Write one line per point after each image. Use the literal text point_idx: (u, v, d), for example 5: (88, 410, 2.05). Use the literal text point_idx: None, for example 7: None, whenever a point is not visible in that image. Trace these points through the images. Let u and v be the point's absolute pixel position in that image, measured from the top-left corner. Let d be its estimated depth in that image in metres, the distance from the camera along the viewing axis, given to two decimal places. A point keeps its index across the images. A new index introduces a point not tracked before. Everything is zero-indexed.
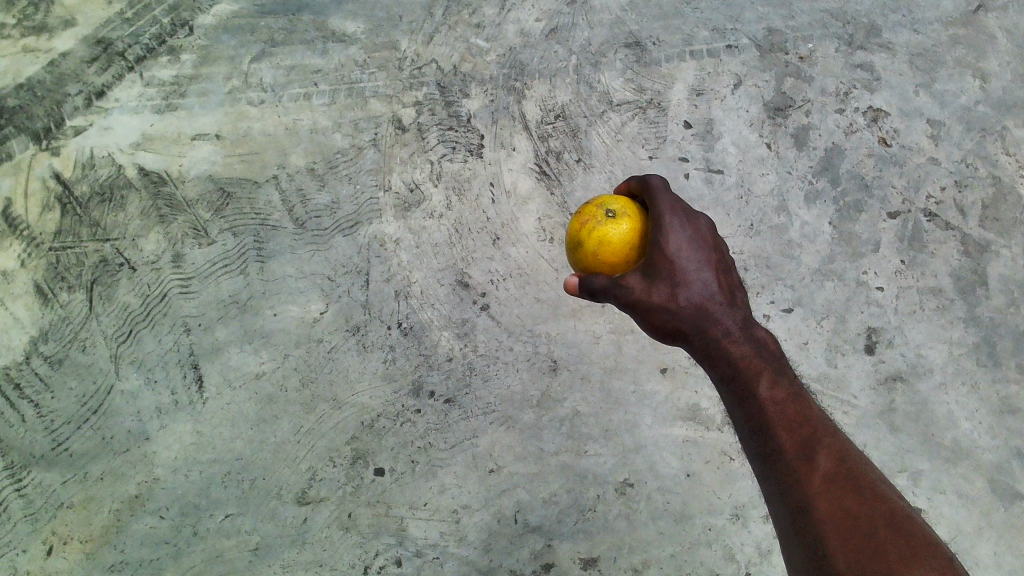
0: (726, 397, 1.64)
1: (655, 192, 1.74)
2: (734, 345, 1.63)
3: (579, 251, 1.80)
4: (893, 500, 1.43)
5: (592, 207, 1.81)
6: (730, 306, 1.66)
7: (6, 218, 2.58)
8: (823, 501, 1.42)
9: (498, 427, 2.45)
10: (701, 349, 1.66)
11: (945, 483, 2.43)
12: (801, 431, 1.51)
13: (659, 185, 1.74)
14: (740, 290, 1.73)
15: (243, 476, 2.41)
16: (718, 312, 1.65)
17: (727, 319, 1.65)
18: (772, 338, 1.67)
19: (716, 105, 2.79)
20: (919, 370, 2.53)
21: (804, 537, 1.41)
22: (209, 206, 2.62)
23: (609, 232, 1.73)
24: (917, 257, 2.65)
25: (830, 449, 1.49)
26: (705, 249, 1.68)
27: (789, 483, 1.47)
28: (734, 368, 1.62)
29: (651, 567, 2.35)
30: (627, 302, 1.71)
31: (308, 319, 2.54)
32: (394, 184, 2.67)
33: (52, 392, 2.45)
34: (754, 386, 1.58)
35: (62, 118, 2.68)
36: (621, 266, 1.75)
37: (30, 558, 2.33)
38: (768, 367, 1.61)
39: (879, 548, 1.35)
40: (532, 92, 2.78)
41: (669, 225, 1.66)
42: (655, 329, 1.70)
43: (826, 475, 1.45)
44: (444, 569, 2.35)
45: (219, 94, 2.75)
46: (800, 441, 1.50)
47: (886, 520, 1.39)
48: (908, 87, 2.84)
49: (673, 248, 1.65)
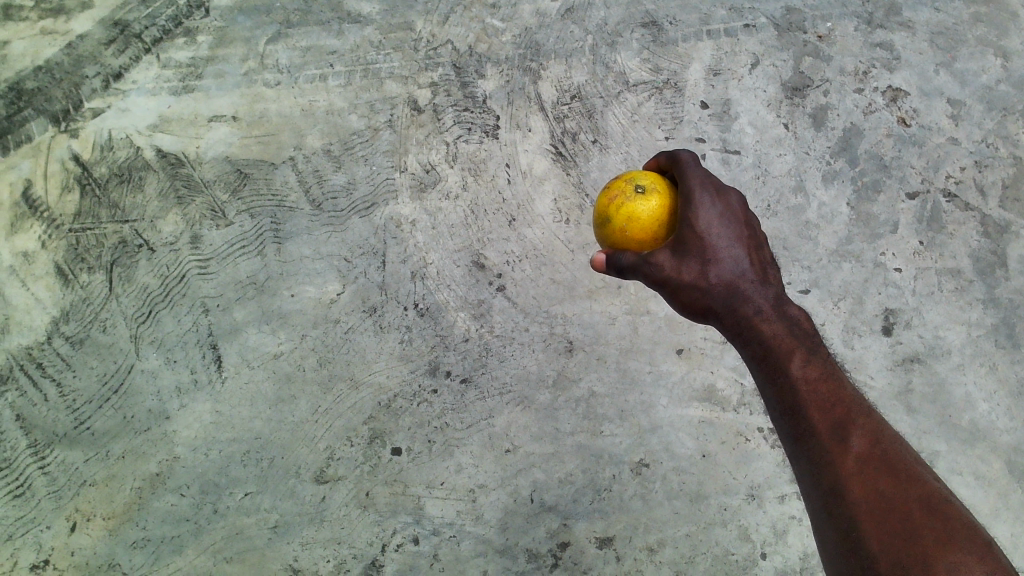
0: (757, 376, 1.59)
1: (686, 168, 1.73)
2: (766, 323, 1.58)
3: (607, 226, 1.81)
4: (930, 482, 1.39)
5: (621, 183, 1.81)
6: (762, 283, 1.63)
7: (26, 199, 2.60)
8: (856, 483, 1.38)
9: (514, 407, 2.47)
10: (731, 327, 1.62)
11: (963, 464, 2.43)
12: (834, 412, 1.47)
13: (690, 160, 1.73)
14: (773, 265, 1.69)
15: (262, 455, 2.43)
16: (749, 290, 1.61)
17: (759, 296, 1.61)
18: (805, 315, 1.62)
19: (733, 85, 2.78)
20: (936, 352, 2.52)
21: (836, 520, 1.38)
22: (227, 187, 2.63)
23: (638, 209, 1.74)
24: (936, 237, 2.63)
25: (865, 430, 1.44)
26: (736, 225, 1.65)
27: (822, 465, 1.43)
28: (767, 347, 1.57)
29: (666, 546, 2.36)
30: (656, 280, 1.69)
31: (326, 300, 2.56)
32: (410, 165, 2.67)
33: (73, 371, 2.48)
34: (785, 365, 1.54)
35: (80, 100, 2.69)
36: (650, 242, 1.75)
37: (53, 535, 2.37)
38: (800, 346, 1.55)
39: (914, 533, 1.30)
40: (548, 73, 2.77)
41: (700, 202, 1.65)
42: (685, 307, 1.68)
43: (860, 457, 1.41)
44: (461, 547, 2.37)
45: (235, 76, 2.76)
46: (833, 422, 1.46)
47: (922, 503, 1.34)
48: (928, 67, 2.82)
49: (703, 224, 1.63)
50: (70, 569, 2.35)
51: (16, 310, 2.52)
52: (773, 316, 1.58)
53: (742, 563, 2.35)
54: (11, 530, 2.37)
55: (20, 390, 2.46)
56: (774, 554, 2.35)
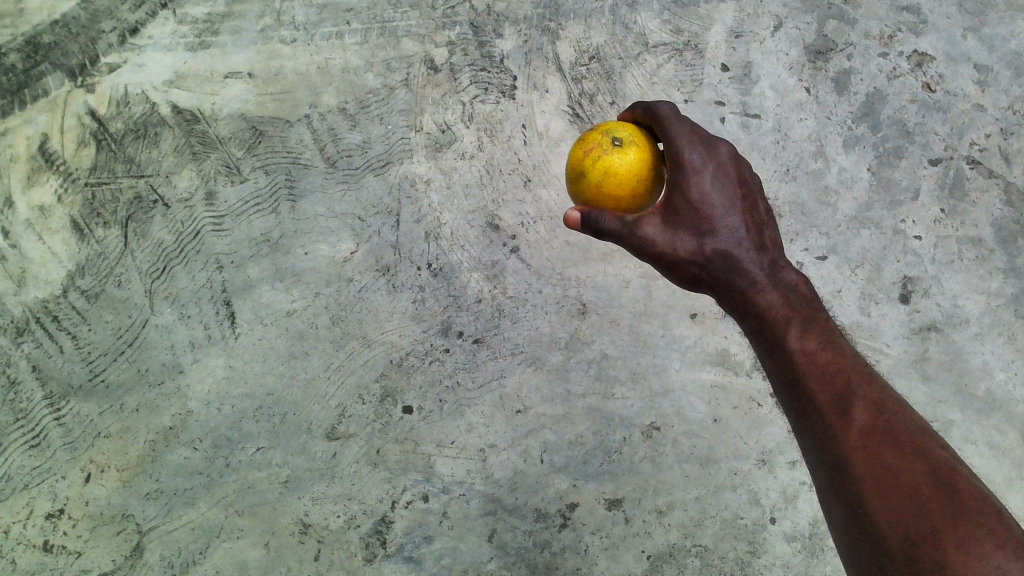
0: (757, 347, 1.61)
1: (667, 124, 1.69)
2: (761, 296, 1.58)
3: (582, 180, 1.79)
4: (936, 453, 1.37)
5: (598, 135, 1.80)
6: (758, 249, 1.61)
7: (42, 154, 2.58)
8: (860, 458, 1.37)
9: (525, 368, 2.47)
10: (730, 299, 1.63)
11: (977, 433, 2.42)
12: (835, 383, 1.46)
13: (670, 114, 1.70)
14: (769, 224, 1.67)
15: (274, 411, 2.45)
16: (746, 260, 1.60)
17: (754, 266, 1.60)
18: (803, 279, 1.62)
19: (755, 48, 2.72)
20: (954, 321, 2.50)
21: (843, 495, 1.37)
22: (242, 144, 2.61)
23: (615, 162, 1.73)
24: (958, 205, 2.59)
25: (867, 401, 1.43)
26: (730, 186, 1.63)
27: (825, 441, 1.42)
28: (763, 319, 1.58)
29: (675, 509, 2.37)
30: (647, 252, 1.67)
31: (339, 259, 2.55)
32: (425, 124, 2.65)
33: (89, 324, 2.49)
34: (784, 338, 1.54)
35: (96, 55, 2.63)
36: (625, 198, 1.75)
37: (69, 485, 2.41)
38: (797, 316, 1.56)
39: (923, 507, 1.30)
40: (567, 33, 2.72)
41: (692, 170, 1.62)
42: (679, 277, 1.68)
43: (863, 430, 1.40)
44: (470, 505, 2.39)
45: (251, 32, 2.70)
46: (834, 394, 1.45)
47: (929, 477, 1.33)
48: (956, 31, 2.74)
49: (696, 194, 1.61)
50: (85, 518, 2.39)
51: (33, 263, 2.53)
52: (768, 287, 1.58)
53: (752, 527, 2.37)
54: (27, 479, 2.40)
55: (36, 342, 2.48)
56: (784, 519, 2.37)
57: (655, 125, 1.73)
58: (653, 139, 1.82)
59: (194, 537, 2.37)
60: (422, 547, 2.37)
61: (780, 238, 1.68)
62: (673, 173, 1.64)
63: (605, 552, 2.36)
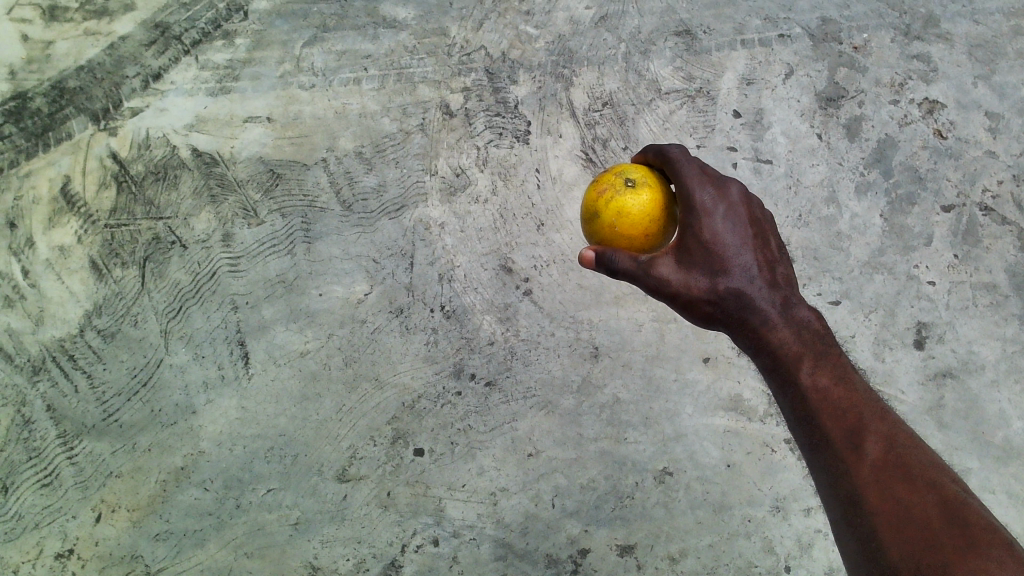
0: (771, 384, 1.62)
1: (677, 167, 1.71)
2: (774, 333, 1.59)
3: (596, 221, 1.82)
4: (947, 486, 1.38)
5: (611, 176, 1.82)
6: (770, 287, 1.62)
7: (64, 195, 2.63)
8: (872, 491, 1.39)
9: (537, 412, 2.46)
10: (743, 337, 1.65)
11: (995, 482, 2.38)
12: (847, 419, 1.48)
13: (681, 158, 1.72)
14: (781, 262, 1.67)
15: (285, 452, 2.45)
16: (758, 298, 1.60)
17: (767, 305, 1.60)
18: (817, 316, 1.62)
19: (767, 95, 2.75)
20: (970, 367, 2.48)
21: (855, 530, 1.38)
22: (259, 186, 2.65)
23: (628, 203, 1.75)
24: (972, 251, 2.59)
25: (879, 435, 1.45)
26: (742, 226, 1.64)
27: (838, 475, 1.44)
28: (776, 356, 1.59)
29: (688, 556, 2.34)
30: (661, 291, 1.67)
31: (353, 300, 2.57)
32: (440, 168, 2.68)
33: (104, 364, 2.51)
34: (796, 374, 1.56)
35: (120, 99, 2.70)
36: (639, 238, 1.77)
37: (79, 524, 2.40)
38: (809, 352, 1.57)
39: (933, 540, 1.30)
40: (580, 80, 2.76)
41: (705, 210, 1.63)
42: (694, 315, 1.68)
43: (875, 463, 1.42)
44: (480, 550, 2.36)
45: (271, 78, 2.76)
46: (847, 429, 1.47)
47: (940, 510, 1.34)
48: (967, 79, 2.77)
49: (708, 234, 1.62)
50: (95, 559, 2.38)
51: (50, 303, 2.55)
52: (780, 325, 1.59)
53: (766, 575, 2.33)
54: (38, 518, 2.40)
55: (52, 381, 2.49)
56: (799, 567, 2.33)
57: (667, 168, 1.76)
58: (665, 179, 1.84)
59: None
60: None
61: (793, 275, 1.68)
62: (685, 214, 1.65)
63: None
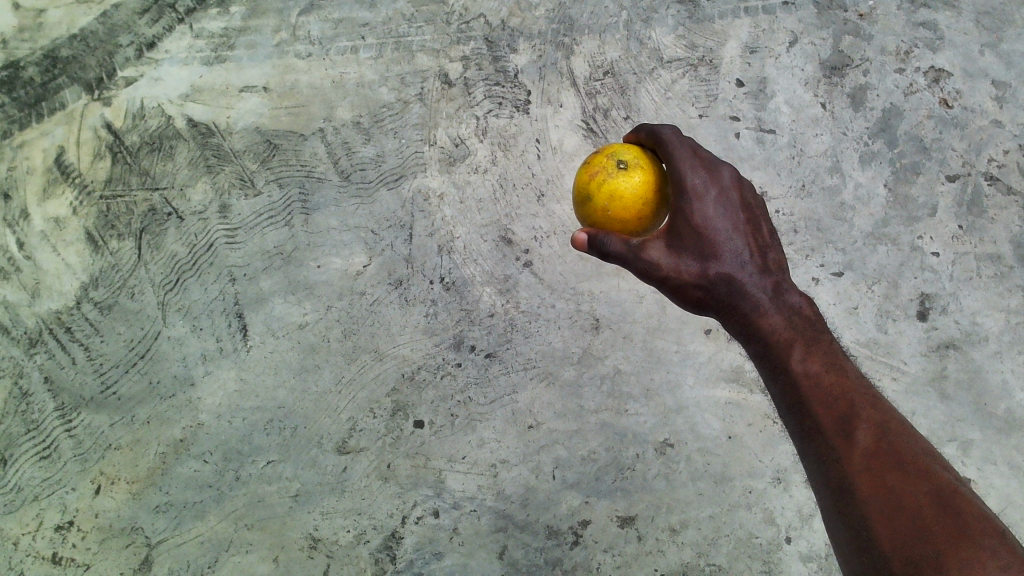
0: (762, 370, 1.60)
1: (670, 149, 1.69)
2: (765, 320, 1.58)
3: (588, 204, 1.78)
4: (939, 475, 1.37)
5: (602, 158, 1.79)
6: (761, 272, 1.60)
7: (58, 166, 2.59)
8: (864, 480, 1.37)
9: (538, 383, 2.45)
10: (734, 323, 1.62)
11: (996, 453, 2.38)
12: (838, 406, 1.47)
13: (674, 139, 1.70)
14: (773, 247, 1.65)
15: (285, 424, 2.44)
16: (749, 285, 1.59)
17: (757, 291, 1.58)
18: (808, 301, 1.61)
19: (771, 63, 2.71)
20: (973, 339, 2.47)
21: (846, 518, 1.38)
22: (256, 157, 2.62)
23: (620, 186, 1.72)
24: (976, 222, 2.57)
25: (870, 422, 1.44)
26: (734, 210, 1.62)
27: (828, 462, 1.43)
28: (766, 342, 1.58)
29: (689, 527, 2.34)
30: (651, 275, 1.65)
31: (352, 272, 2.55)
32: (439, 138, 2.64)
33: (101, 336, 2.49)
34: (787, 360, 1.54)
35: (114, 68, 2.65)
36: (632, 221, 1.74)
37: (79, 497, 2.40)
38: (800, 338, 1.56)
39: (925, 530, 1.28)
40: (581, 48, 2.72)
41: (695, 195, 1.61)
42: (684, 300, 1.65)
43: (866, 451, 1.40)
44: (481, 522, 2.36)
45: (267, 47, 2.71)
46: (837, 417, 1.46)
47: (932, 498, 1.32)
48: (973, 47, 2.72)
49: (699, 218, 1.59)
50: (95, 531, 2.38)
51: (47, 275, 2.53)
52: (771, 311, 1.57)
53: (767, 546, 2.33)
54: (37, 490, 2.39)
55: (49, 354, 2.48)
56: (800, 538, 2.33)
57: (659, 150, 1.73)
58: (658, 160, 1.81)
59: (202, 551, 2.36)
60: (432, 563, 2.34)
61: (784, 260, 1.66)
62: (677, 198, 1.63)
63: (617, 571, 2.33)
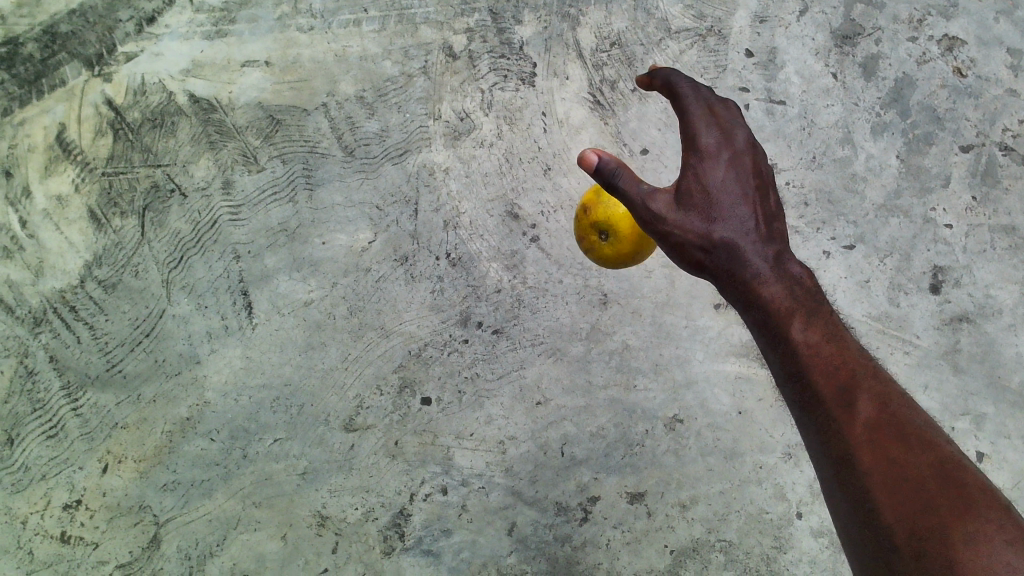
0: (759, 340, 1.54)
1: (683, 100, 1.60)
2: (766, 288, 1.49)
3: None
4: (942, 447, 1.36)
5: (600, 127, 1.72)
6: (764, 241, 1.52)
7: (59, 143, 2.56)
8: (867, 452, 1.34)
9: (545, 359, 2.43)
10: (730, 291, 1.55)
11: (1010, 426, 2.36)
12: (839, 377, 1.42)
13: (688, 90, 1.61)
14: (779, 216, 1.57)
15: (291, 402, 2.42)
16: (750, 252, 1.51)
17: (759, 259, 1.51)
18: (809, 272, 1.53)
19: (780, 33, 2.64)
20: (987, 312, 2.44)
21: (849, 492, 1.34)
22: (259, 133, 2.58)
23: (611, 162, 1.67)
24: (990, 193, 2.53)
25: (873, 394, 1.41)
26: (742, 175, 1.54)
27: (830, 436, 1.38)
28: (766, 312, 1.49)
29: (699, 503, 2.33)
30: (657, 229, 1.59)
31: (357, 248, 2.52)
32: (444, 112, 2.60)
33: (106, 315, 2.48)
34: (786, 329, 1.46)
35: (114, 44, 2.60)
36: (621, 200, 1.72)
37: (86, 476, 2.39)
38: (802, 309, 1.49)
39: (930, 502, 1.28)
40: (587, 19, 2.66)
41: (705, 154, 1.55)
42: (683, 260, 1.59)
43: (868, 424, 1.37)
44: (490, 498, 2.35)
45: (268, 20, 2.66)
46: (839, 388, 1.41)
47: (936, 469, 1.32)
48: (988, 14, 2.65)
49: (709, 179, 1.54)
50: (103, 509, 2.37)
51: (50, 254, 2.51)
52: (773, 280, 1.49)
53: (778, 522, 2.32)
54: (44, 469, 2.39)
55: (54, 332, 2.46)
56: (810, 513, 2.32)
57: (671, 98, 1.64)
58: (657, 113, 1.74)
59: (210, 529, 2.35)
60: (441, 541, 2.33)
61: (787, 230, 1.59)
62: (688, 153, 1.56)
63: (627, 546, 2.32)
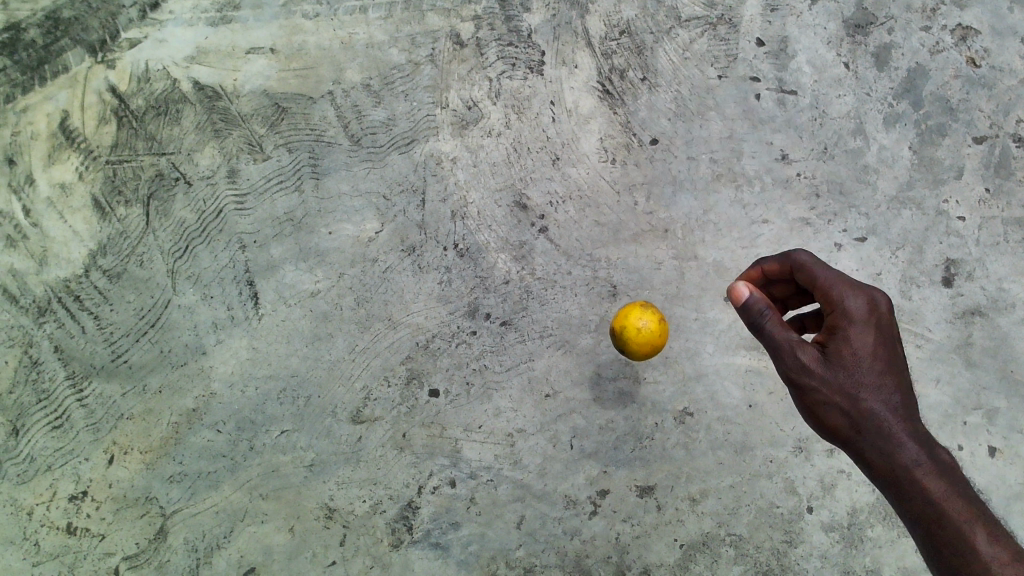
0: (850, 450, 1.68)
1: (815, 272, 1.76)
2: (873, 400, 1.63)
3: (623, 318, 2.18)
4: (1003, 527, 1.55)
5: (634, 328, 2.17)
6: (885, 371, 1.65)
7: (62, 131, 2.53)
8: (942, 528, 1.55)
9: (554, 351, 2.41)
10: (837, 435, 1.67)
11: (1021, 421, 2.35)
12: (945, 531, 1.54)
13: (815, 264, 1.77)
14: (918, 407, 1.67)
15: (298, 393, 2.41)
16: (877, 408, 1.63)
17: (876, 377, 1.64)
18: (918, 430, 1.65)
19: (792, 22, 2.60)
20: (999, 305, 2.42)
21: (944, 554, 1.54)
22: (264, 121, 2.55)
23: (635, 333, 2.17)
24: (1003, 184, 2.50)
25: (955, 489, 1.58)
26: (887, 340, 1.67)
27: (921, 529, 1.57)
28: (875, 420, 1.63)
29: (709, 496, 2.32)
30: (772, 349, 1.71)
31: (364, 238, 2.50)
32: (451, 101, 2.57)
33: (111, 305, 2.46)
34: (891, 442, 1.61)
35: (116, 30, 2.56)
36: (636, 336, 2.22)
37: (92, 467, 2.38)
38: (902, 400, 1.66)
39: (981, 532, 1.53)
40: (596, 6, 2.61)
41: (853, 323, 1.67)
42: (800, 395, 1.70)
43: (964, 516, 1.54)
44: (498, 491, 2.33)
45: (272, 6, 2.61)
46: (942, 537, 1.54)
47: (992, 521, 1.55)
48: (1003, 3, 2.61)
49: (859, 345, 1.65)
50: (109, 501, 2.36)
51: (54, 243, 2.48)
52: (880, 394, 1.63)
53: (788, 516, 2.31)
54: (50, 460, 2.37)
55: (58, 323, 2.44)
56: (820, 508, 2.31)
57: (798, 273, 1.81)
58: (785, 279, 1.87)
59: (217, 521, 2.34)
60: (449, 534, 2.32)
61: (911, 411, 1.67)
62: (837, 318, 1.68)
63: (636, 540, 2.31)
